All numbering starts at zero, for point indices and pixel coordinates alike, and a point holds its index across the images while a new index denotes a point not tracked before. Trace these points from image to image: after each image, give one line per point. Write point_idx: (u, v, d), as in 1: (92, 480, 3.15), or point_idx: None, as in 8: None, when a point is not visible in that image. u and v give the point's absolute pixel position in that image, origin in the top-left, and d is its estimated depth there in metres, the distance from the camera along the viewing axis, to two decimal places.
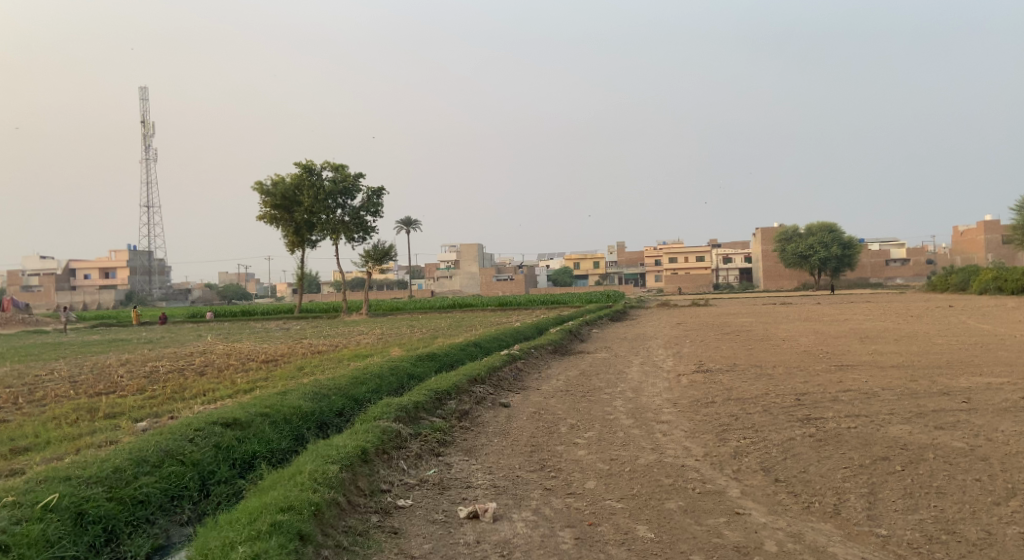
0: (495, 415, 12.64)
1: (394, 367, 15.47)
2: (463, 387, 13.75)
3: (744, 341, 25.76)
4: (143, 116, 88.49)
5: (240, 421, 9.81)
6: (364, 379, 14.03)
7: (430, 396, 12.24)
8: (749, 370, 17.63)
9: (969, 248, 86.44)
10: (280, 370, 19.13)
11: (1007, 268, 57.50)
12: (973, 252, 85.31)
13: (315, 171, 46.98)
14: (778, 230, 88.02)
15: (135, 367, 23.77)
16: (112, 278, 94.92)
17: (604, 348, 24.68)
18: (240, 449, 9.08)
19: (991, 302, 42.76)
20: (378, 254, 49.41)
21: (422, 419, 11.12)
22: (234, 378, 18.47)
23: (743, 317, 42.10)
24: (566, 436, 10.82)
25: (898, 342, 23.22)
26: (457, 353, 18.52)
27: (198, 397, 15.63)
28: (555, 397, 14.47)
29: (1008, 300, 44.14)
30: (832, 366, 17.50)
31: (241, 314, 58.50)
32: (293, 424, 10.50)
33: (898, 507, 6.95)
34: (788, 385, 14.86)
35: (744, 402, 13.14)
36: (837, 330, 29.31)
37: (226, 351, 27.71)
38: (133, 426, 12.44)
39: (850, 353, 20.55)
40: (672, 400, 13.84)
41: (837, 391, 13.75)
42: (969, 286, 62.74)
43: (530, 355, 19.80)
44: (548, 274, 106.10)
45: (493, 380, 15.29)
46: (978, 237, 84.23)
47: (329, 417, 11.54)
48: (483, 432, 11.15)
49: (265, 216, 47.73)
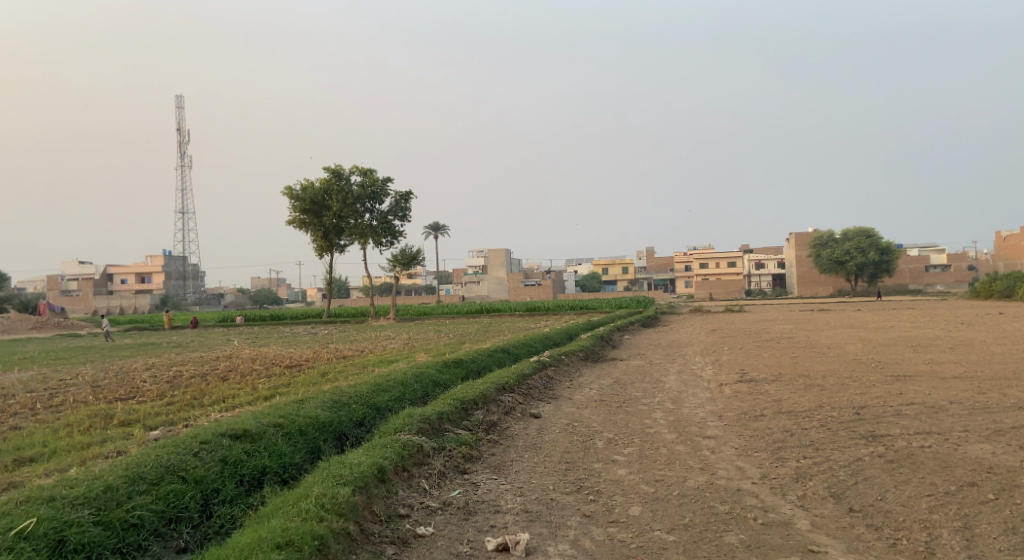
0: (525, 427, 11.74)
1: (419, 374, 14.65)
2: (491, 396, 12.88)
3: (786, 349, 24.52)
4: (179, 124, 89.28)
5: (250, 432, 9.03)
6: (386, 387, 13.22)
7: (455, 406, 11.40)
8: (797, 380, 16.56)
9: (1013, 254, 83.62)
10: (303, 376, 18.43)
11: None
12: (1018, 259, 82.50)
13: (343, 176, 46.62)
14: (813, 236, 85.91)
15: (159, 372, 23.29)
16: (147, 283, 95.72)
17: (638, 355, 23.64)
18: (249, 464, 8.29)
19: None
20: (406, 258, 48.82)
21: (447, 431, 10.27)
22: (256, 384, 17.80)
23: (781, 324, 40.75)
24: (602, 451, 9.89)
25: (952, 351, 21.92)
26: (484, 359, 17.67)
27: (217, 404, 14.94)
28: (589, 407, 13.53)
29: None
30: (888, 377, 16.36)
31: (269, 318, 58.32)
32: (308, 436, 9.72)
33: (1002, 547, 5.97)
34: (843, 397, 13.78)
35: (797, 415, 12.11)
36: (883, 339, 27.94)
37: (252, 355, 27.19)
38: (146, 436, 11.75)
39: (902, 362, 19.33)
40: (717, 413, 12.83)
41: (900, 405, 12.67)
42: (1015, 293, 60.46)
43: (561, 362, 18.87)
44: (577, 279, 105.12)
45: (522, 389, 14.39)
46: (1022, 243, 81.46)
47: (349, 428, 10.74)
48: (512, 446, 10.27)
49: (294, 221, 47.40)
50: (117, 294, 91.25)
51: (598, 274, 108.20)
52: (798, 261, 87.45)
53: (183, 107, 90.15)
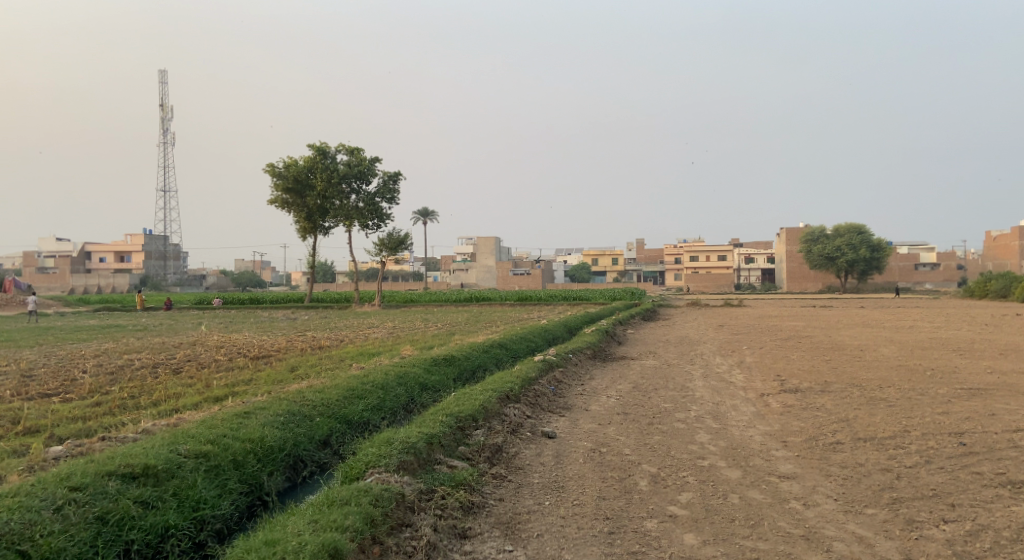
0: (538, 453, 8.98)
1: (402, 375, 11.87)
2: (493, 409, 10.15)
3: (812, 350, 21.90)
4: (161, 99, 85.06)
5: (156, 460, 6.23)
6: (361, 393, 10.42)
7: (448, 425, 8.63)
8: (851, 391, 14.14)
9: (1000, 254, 81.35)
10: (268, 370, 15.54)
11: None
12: (1006, 259, 79.86)
13: (329, 154, 43.77)
14: (805, 230, 83.40)
15: (107, 360, 20.30)
16: (127, 262, 91.86)
17: (650, 354, 20.86)
18: (142, 525, 5.55)
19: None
20: (392, 243, 45.85)
21: (438, 464, 7.50)
22: (210, 378, 14.89)
23: (786, 320, 38.18)
24: (651, 499, 7.17)
25: (998, 359, 19.58)
26: (479, 357, 14.86)
27: (154, 405, 12.02)
28: (613, 424, 10.76)
29: None
30: (960, 391, 14.06)
31: (248, 302, 55.04)
32: (247, 470, 6.95)
33: None
34: (926, 420, 11.35)
35: (886, 446, 9.62)
36: (910, 340, 25.45)
37: (217, 343, 24.13)
38: (43, 451, 8.91)
39: (957, 371, 16.85)
40: (778, 437, 10.23)
41: (1006, 435, 10.29)
42: (1011, 294, 58.23)
43: (569, 363, 16.10)
44: (565, 270, 102.35)
45: (527, 398, 11.65)
46: (1011, 243, 78.37)
47: (309, 452, 8.04)
48: (525, 486, 7.54)
49: (275, 199, 44.33)
50: (94, 273, 87.40)
51: (587, 265, 105.30)
52: (789, 256, 84.84)
53: (167, 83, 85.95)
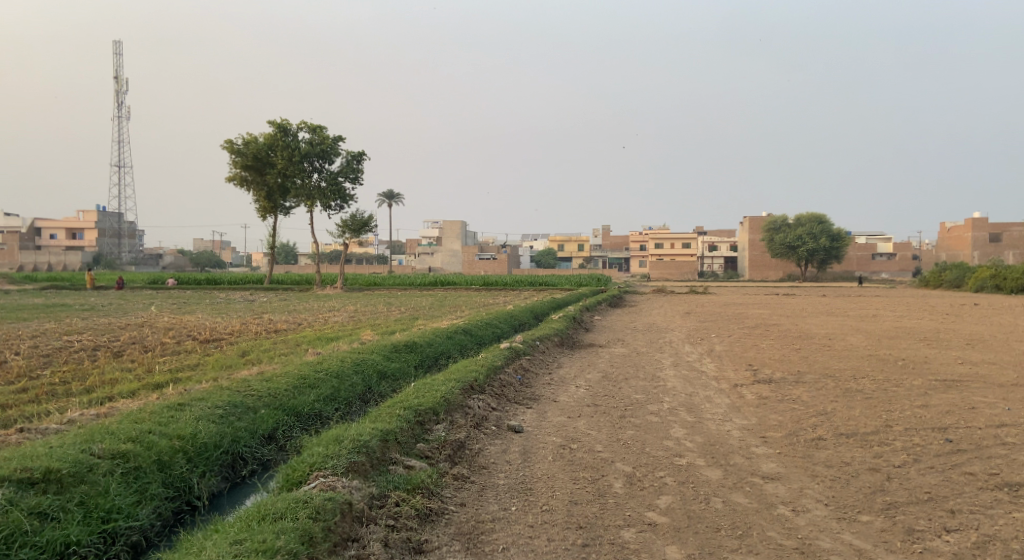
0: (504, 450, 8.27)
1: (359, 362, 11.07)
2: (456, 401, 9.40)
3: (780, 339, 21.54)
4: (116, 71, 82.18)
5: (60, 462, 5.44)
6: (312, 382, 9.60)
7: (406, 420, 7.89)
8: (825, 382, 13.68)
9: (954, 245, 82.51)
10: (216, 355, 14.56)
11: (1006, 267, 53.65)
12: (959, 250, 81.03)
13: (291, 131, 42.36)
14: (767, 219, 83.79)
15: (46, 341, 19.05)
16: (79, 239, 88.80)
17: (619, 341, 20.30)
18: (38, 541, 4.78)
19: (1008, 304, 38.81)
20: (356, 224, 44.68)
21: (394, 464, 6.75)
22: (152, 364, 13.86)
23: (751, 308, 37.95)
24: (627, 505, 6.51)
25: (965, 349, 19.37)
26: (442, 343, 14.10)
27: (86, 393, 11.00)
28: (583, 416, 10.10)
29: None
30: (935, 383, 13.69)
31: (204, 282, 53.40)
32: (174, 472, 6.13)
33: None
34: (907, 414, 10.89)
35: (870, 442, 9.11)
36: (877, 330, 25.22)
37: (167, 325, 22.95)
38: None
39: (928, 362, 16.54)
40: (757, 432, 9.66)
41: (991, 431, 9.85)
42: (965, 284, 58.94)
43: (535, 350, 15.41)
44: (531, 255, 101.71)
45: (492, 388, 10.93)
46: (964, 234, 79.44)
47: (251, 448, 7.21)
48: (490, 488, 6.84)
49: (234, 177, 42.87)
50: (44, 249, 84.44)
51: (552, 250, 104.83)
52: (751, 244, 85.24)
53: (122, 54, 82.95)
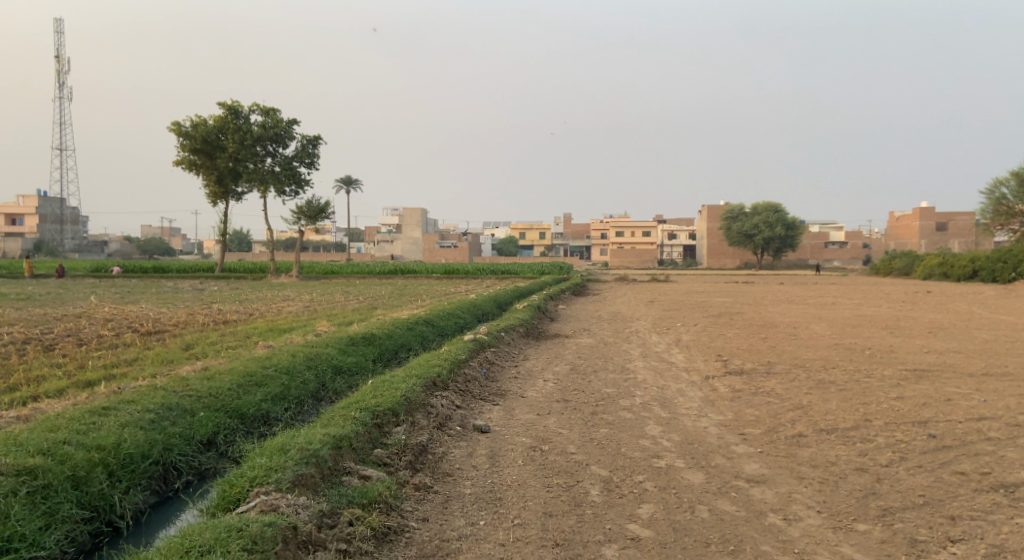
0: (470, 453, 7.64)
1: (311, 356, 10.31)
2: (417, 400, 8.73)
3: (745, 328, 21.28)
4: (57, 50, 79.18)
5: None
6: (260, 380, 8.84)
7: (363, 423, 7.21)
8: (796, 374, 13.31)
9: (902, 235, 83.88)
10: (158, 349, 13.65)
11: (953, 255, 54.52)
12: (907, 239, 82.46)
13: (242, 114, 40.92)
14: (724, 208, 84.24)
15: None
16: (20, 226, 85.51)
17: (584, 331, 19.82)
18: None
19: (960, 291, 39.30)
20: (311, 211, 43.48)
21: (348, 475, 6.08)
22: (86, 358, 12.92)
23: (712, 296, 37.87)
24: (606, 516, 5.95)
25: (927, 338, 19.26)
26: (401, 335, 13.39)
27: (7, 391, 10.08)
28: (553, 414, 9.51)
29: (977, 288, 40.74)
30: (906, 373, 13.41)
31: (153, 271, 51.59)
32: (91, 489, 5.44)
33: None
34: (885, 407, 10.54)
35: (854, 439, 8.68)
36: (839, 318, 25.13)
37: (108, 316, 21.77)
38: None
39: (895, 351, 16.33)
40: (734, 428, 9.18)
41: (972, 424, 9.52)
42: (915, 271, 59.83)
43: (500, 342, 14.80)
44: (491, 243, 100.98)
45: (456, 385, 10.28)
46: (912, 224, 80.71)
47: (188, 457, 6.49)
48: (455, 499, 6.21)
49: (183, 161, 41.33)
50: None
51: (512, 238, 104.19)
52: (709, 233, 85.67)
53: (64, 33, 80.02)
